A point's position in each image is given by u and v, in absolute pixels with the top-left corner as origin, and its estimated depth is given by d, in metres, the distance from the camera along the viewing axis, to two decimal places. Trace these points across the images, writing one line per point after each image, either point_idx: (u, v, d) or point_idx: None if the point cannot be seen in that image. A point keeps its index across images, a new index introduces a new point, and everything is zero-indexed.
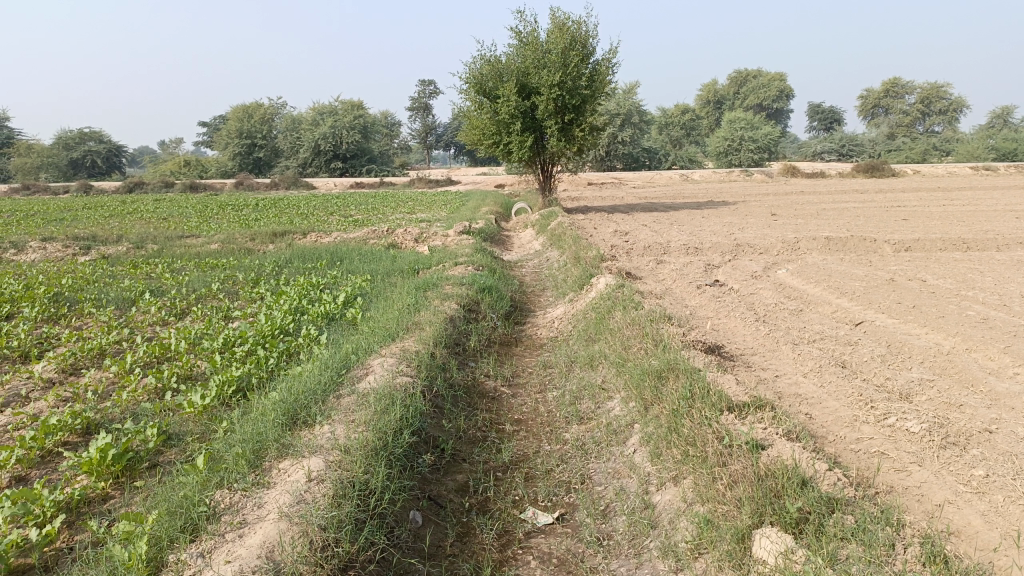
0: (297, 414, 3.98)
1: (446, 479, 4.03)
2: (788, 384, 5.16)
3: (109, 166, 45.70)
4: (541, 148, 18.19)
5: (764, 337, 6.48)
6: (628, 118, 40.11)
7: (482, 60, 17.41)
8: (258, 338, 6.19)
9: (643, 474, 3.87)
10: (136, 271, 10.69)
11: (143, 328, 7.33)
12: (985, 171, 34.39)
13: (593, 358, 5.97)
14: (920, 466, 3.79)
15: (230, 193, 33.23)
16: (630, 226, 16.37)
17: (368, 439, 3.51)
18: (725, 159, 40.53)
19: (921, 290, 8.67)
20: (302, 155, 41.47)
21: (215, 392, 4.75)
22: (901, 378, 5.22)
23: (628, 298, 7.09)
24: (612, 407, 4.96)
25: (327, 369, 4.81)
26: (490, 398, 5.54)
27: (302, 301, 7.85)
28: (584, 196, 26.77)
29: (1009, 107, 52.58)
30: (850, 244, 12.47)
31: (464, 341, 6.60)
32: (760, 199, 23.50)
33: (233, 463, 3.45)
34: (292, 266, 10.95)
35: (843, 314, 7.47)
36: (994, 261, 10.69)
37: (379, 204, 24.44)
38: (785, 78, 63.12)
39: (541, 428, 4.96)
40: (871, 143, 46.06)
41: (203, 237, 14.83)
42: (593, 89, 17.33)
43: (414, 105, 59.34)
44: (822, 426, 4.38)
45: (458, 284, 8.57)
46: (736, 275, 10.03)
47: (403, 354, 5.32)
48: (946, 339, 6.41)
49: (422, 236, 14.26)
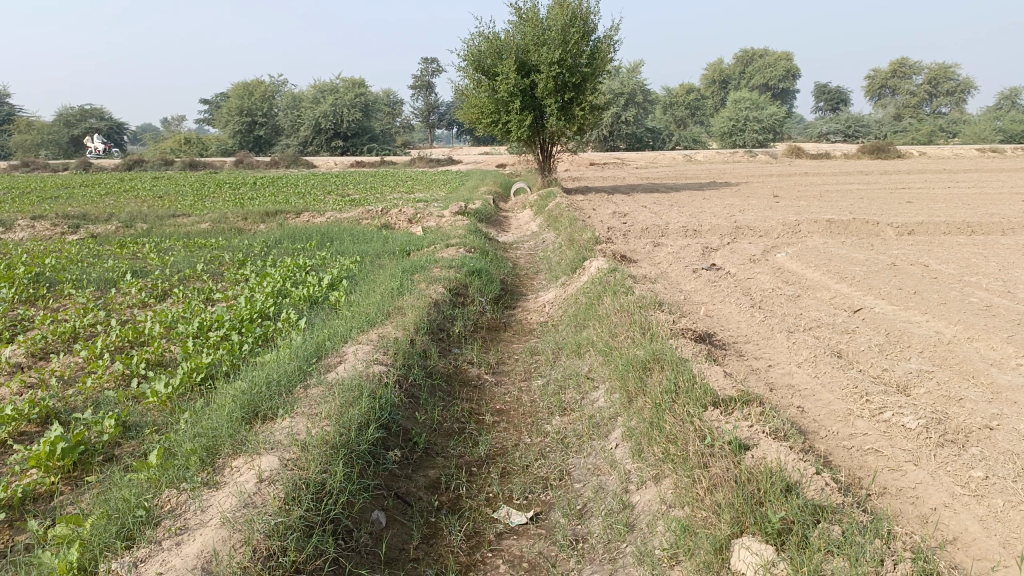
0: (257, 407, 3.77)
1: (417, 474, 3.83)
2: (781, 375, 4.95)
3: (110, 143, 45.34)
4: (541, 128, 17.86)
5: (759, 324, 6.27)
6: (631, 98, 39.68)
7: (481, 36, 17.04)
8: (235, 322, 5.97)
9: (624, 472, 3.67)
10: (122, 251, 10.46)
11: (121, 310, 7.11)
12: (992, 153, 33.96)
13: (580, 346, 5.76)
14: (915, 465, 3.60)
15: (229, 171, 32.92)
16: (630, 207, 16.07)
17: (328, 436, 3.32)
18: (729, 140, 40.05)
19: (923, 275, 8.42)
20: (302, 133, 41.08)
21: (181, 381, 4.56)
22: (899, 369, 5.00)
23: (620, 283, 6.86)
24: (597, 399, 4.75)
25: (297, 358, 4.58)
26: (472, 387, 5.34)
27: (285, 284, 7.61)
28: (586, 176, 26.37)
29: (1017, 89, 51.97)
30: (851, 227, 12.21)
31: (448, 327, 6.38)
32: (763, 181, 23.15)
33: (185, 461, 3.26)
34: (281, 246, 10.73)
35: (842, 300, 7.24)
36: (999, 245, 10.43)
37: (377, 183, 24.16)
38: (791, 57, 62.32)
39: (523, 420, 4.75)
40: (878, 123, 45.47)
41: (195, 217, 14.57)
42: (594, 67, 16.97)
43: (417, 84, 58.86)
44: (815, 421, 4.18)
45: (447, 266, 8.34)
46: (734, 259, 9.78)
47: (381, 341, 5.11)
48: (948, 327, 6.19)
49: (417, 216, 14.00)
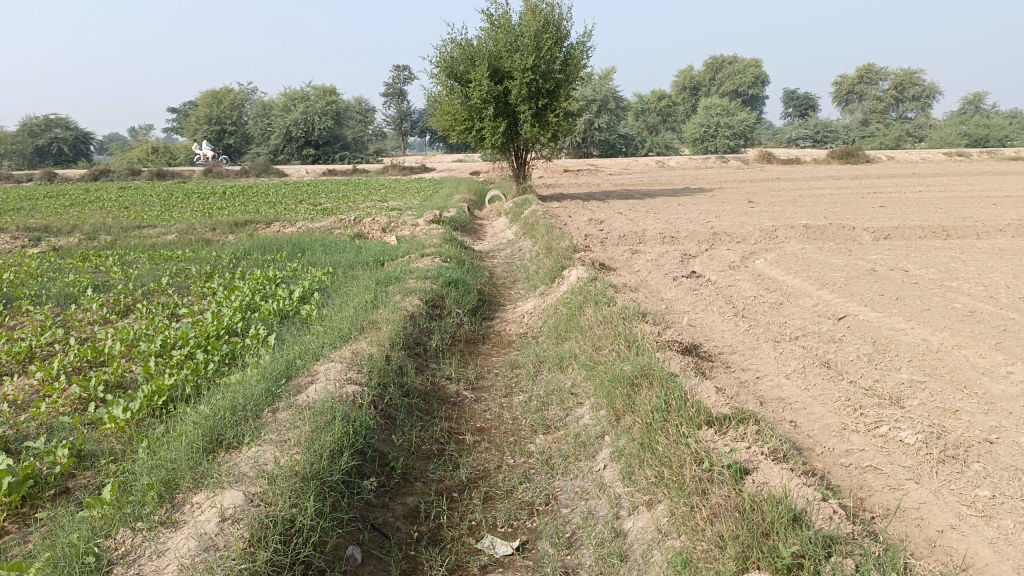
0: (221, 434, 3.52)
1: (394, 503, 3.60)
2: (770, 387, 4.79)
3: (76, 153, 44.40)
4: (515, 134, 17.69)
5: (744, 333, 6.12)
6: (603, 104, 39.75)
7: (453, 43, 16.85)
8: (200, 339, 5.69)
9: (614, 496, 3.48)
10: (84, 264, 10.08)
11: (80, 327, 6.78)
12: (958, 157, 34.45)
13: (562, 360, 5.56)
14: (917, 483, 3.45)
15: (198, 180, 32.32)
16: (606, 214, 15.94)
17: (298, 466, 3.09)
18: (701, 146, 40.22)
19: (903, 281, 8.35)
20: (273, 141, 40.56)
21: (141, 405, 4.29)
22: (890, 379, 4.87)
23: (601, 292, 6.67)
24: (582, 416, 4.55)
25: (265, 378, 4.33)
26: (451, 404, 5.12)
27: (254, 297, 7.33)
28: (560, 183, 26.24)
29: (980, 95, 52.93)
30: (828, 232, 12.17)
31: (424, 341, 6.15)
32: (737, 186, 23.21)
33: (142, 497, 3.01)
34: (250, 257, 10.42)
35: (825, 307, 7.12)
36: (975, 249, 10.43)
37: (349, 191, 23.83)
38: (760, 64, 62.97)
39: (504, 439, 4.54)
40: (846, 129, 45.96)
41: (162, 228, 14.18)
42: (567, 73, 16.86)
43: (389, 92, 58.53)
44: (809, 437, 4.01)
45: (423, 277, 8.10)
46: (713, 266, 9.66)
47: (354, 359, 4.87)
48: (934, 334, 6.08)
49: (390, 225, 13.74)
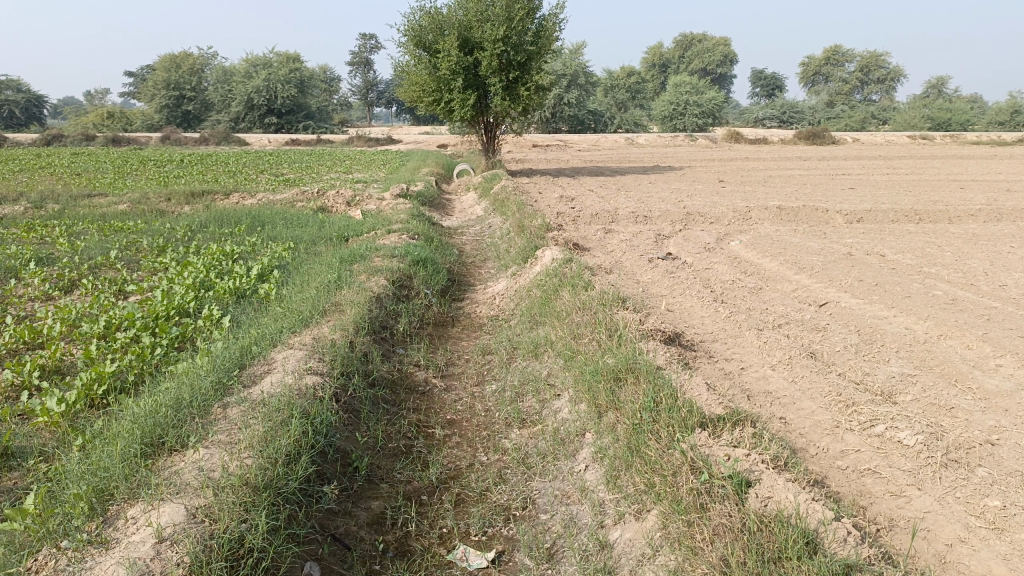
0: (162, 436, 3.15)
1: (358, 509, 3.28)
2: (756, 379, 4.55)
3: (28, 117, 42.74)
4: (485, 108, 17.24)
5: (725, 320, 5.88)
6: (573, 80, 39.34)
7: (422, 11, 16.28)
8: (150, 320, 5.27)
9: (599, 502, 3.20)
10: (27, 235, 9.48)
11: (18, 304, 6.28)
12: (922, 140, 34.77)
13: (538, 347, 5.28)
14: (920, 490, 3.24)
15: (154, 147, 31.24)
16: (577, 191, 15.63)
17: (251, 474, 2.76)
18: (669, 124, 40.00)
19: (882, 266, 8.19)
20: (234, 109, 39.41)
21: (78, 396, 3.89)
22: (880, 373, 4.65)
23: (577, 275, 6.37)
24: (560, 410, 4.26)
25: (215, 368, 3.95)
26: (419, 394, 4.80)
27: (209, 274, 6.89)
28: (529, 158, 25.77)
29: (943, 79, 53.61)
30: (801, 214, 12.01)
31: (391, 324, 5.81)
32: (707, 165, 23.09)
33: (69, 509, 2.65)
34: (207, 231, 9.92)
35: (805, 293, 6.91)
36: (949, 234, 10.33)
37: (313, 162, 23.12)
38: (729, 43, 63.00)
39: (477, 433, 4.23)
40: (811, 110, 46.08)
41: (114, 197, 13.52)
42: (539, 46, 16.42)
43: (355, 60, 57.32)
44: (801, 436, 3.78)
45: (390, 255, 7.71)
46: (688, 247, 9.42)
47: (316, 345, 4.51)
48: (919, 323, 5.90)
49: (355, 198, 13.27)
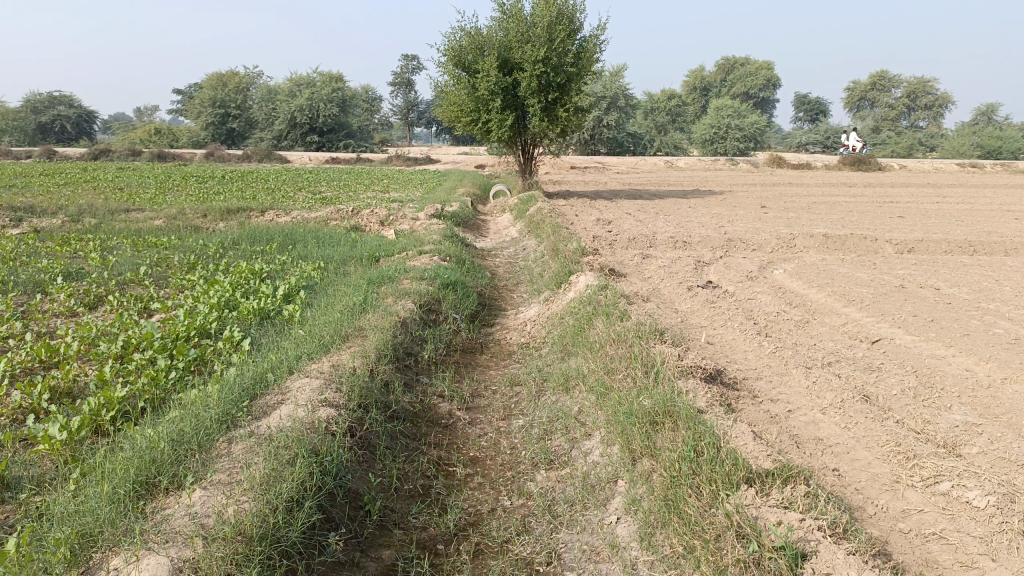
0: (158, 473, 2.96)
1: (367, 559, 3.01)
2: (805, 425, 4.20)
3: (79, 131, 43.87)
4: (522, 129, 17.07)
5: (769, 356, 5.53)
6: (613, 102, 39.23)
7: (462, 31, 16.21)
8: (168, 340, 5.09)
9: (630, 561, 2.89)
10: (61, 249, 9.45)
11: (41, 320, 6.16)
12: (971, 168, 33.85)
13: (568, 381, 4.98)
14: (993, 561, 2.87)
15: (198, 164, 31.70)
16: (614, 214, 15.32)
17: (246, 527, 2.53)
18: (710, 148, 39.56)
19: (936, 300, 7.75)
20: (277, 127, 39.93)
21: (83, 423, 3.70)
22: (943, 421, 4.26)
23: (612, 304, 6.06)
24: (591, 452, 3.95)
25: (225, 396, 3.74)
26: (441, 427, 4.54)
27: (235, 293, 6.73)
28: (566, 180, 25.59)
29: (994, 106, 52.35)
30: (849, 243, 11.56)
31: (416, 352, 5.56)
32: (748, 190, 22.67)
33: (47, 555, 2.45)
34: (238, 248, 9.82)
35: (856, 328, 6.51)
36: (1006, 268, 9.83)
37: (351, 181, 23.17)
38: (772, 67, 62.44)
39: (501, 474, 3.94)
40: (856, 135, 45.20)
41: (151, 212, 13.57)
42: (580, 67, 16.22)
43: (397, 81, 57.95)
44: (857, 492, 3.44)
45: (419, 278, 7.49)
46: (729, 275, 9.06)
47: (333, 374, 4.28)
48: (981, 365, 5.48)
49: (389, 218, 13.14)
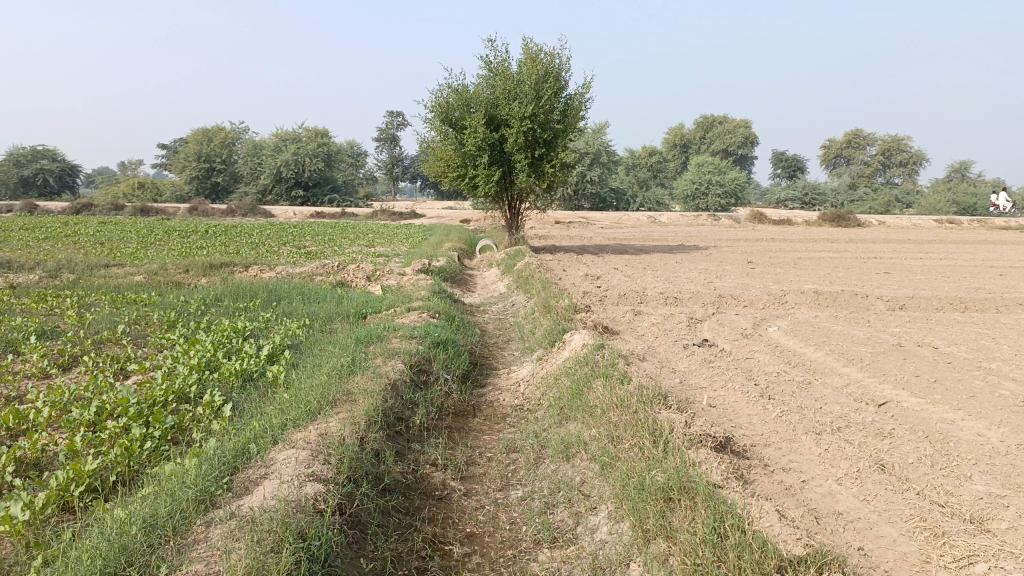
0: (127, 564, 2.69)
1: None
2: (822, 497, 3.96)
3: (61, 185, 43.67)
4: (509, 184, 17.06)
5: (776, 420, 5.31)
6: (597, 158, 39.67)
7: (450, 88, 16.29)
8: (145, 406, 4.79)
9: None
10: (36, 305, 9.14)
11: (11, 382, 5.84)
12: (949, 224, 34.33)
13: (569, 448, 4.73)
14: None
15: (181, 218, 31.48)
16: (602, 269, 15.22)
17: None
18: (692, 203, 39.97)
19: (936, 359, 7.61)
20: (262, 181, 39.91)
21: (48, 501, 3.40)
22: (966, 492, 4.04)
23: (611, 365, 5.85)
24: (598, 528, 3.69)
25: (203, 471, 3.47)
26: (435, 500, 4.25)
27: (216, 353, 6.44)
28: (552, 235, 25.60)
29: (967, 163, 53.53)
30: (840, 299, 11.48)
31: (406, 417, 5.28)
32: (733, 245, 22.76)
33: None
34: (220, 305, 9.54)
35: (859, 389, 6.33)
36: (999, 324, 9.76)
37: (336, 235, 23.01)
38: (751, 125, 63.70)
39: (501, 552, 3.66)
40: (835, 191, 45.90)
41: (132, 267, 13.29)
42: (566, 124, 16.31)
43: (382, 137, 58.46)
44: (887, 575, 3.19)
45: (408, 336, 7.25)
46: (724, 333, 8.89)
47: (321, 444, 4.02)
48: (993, 428, 5.29)
49: (375, 273, 12.95)
